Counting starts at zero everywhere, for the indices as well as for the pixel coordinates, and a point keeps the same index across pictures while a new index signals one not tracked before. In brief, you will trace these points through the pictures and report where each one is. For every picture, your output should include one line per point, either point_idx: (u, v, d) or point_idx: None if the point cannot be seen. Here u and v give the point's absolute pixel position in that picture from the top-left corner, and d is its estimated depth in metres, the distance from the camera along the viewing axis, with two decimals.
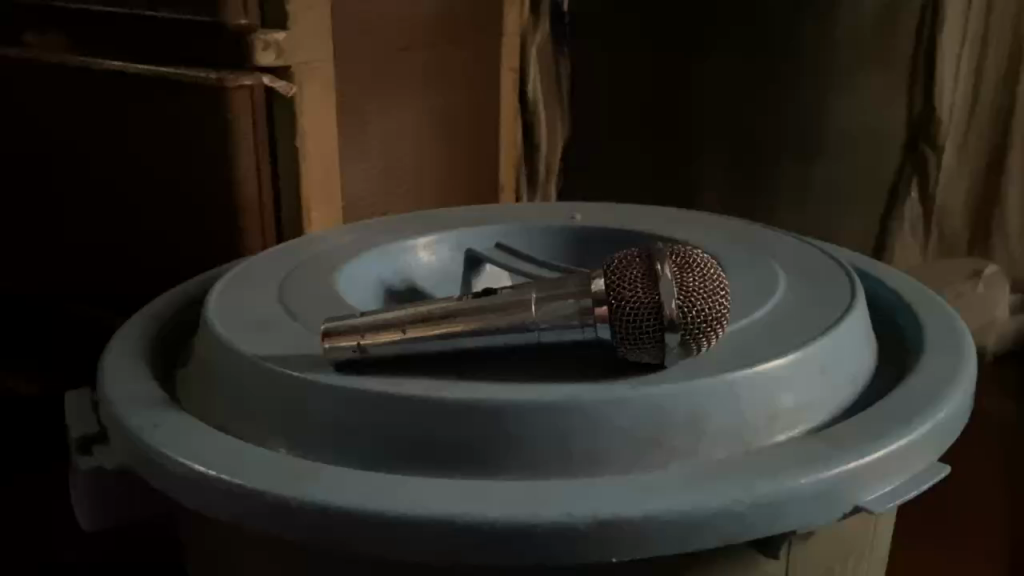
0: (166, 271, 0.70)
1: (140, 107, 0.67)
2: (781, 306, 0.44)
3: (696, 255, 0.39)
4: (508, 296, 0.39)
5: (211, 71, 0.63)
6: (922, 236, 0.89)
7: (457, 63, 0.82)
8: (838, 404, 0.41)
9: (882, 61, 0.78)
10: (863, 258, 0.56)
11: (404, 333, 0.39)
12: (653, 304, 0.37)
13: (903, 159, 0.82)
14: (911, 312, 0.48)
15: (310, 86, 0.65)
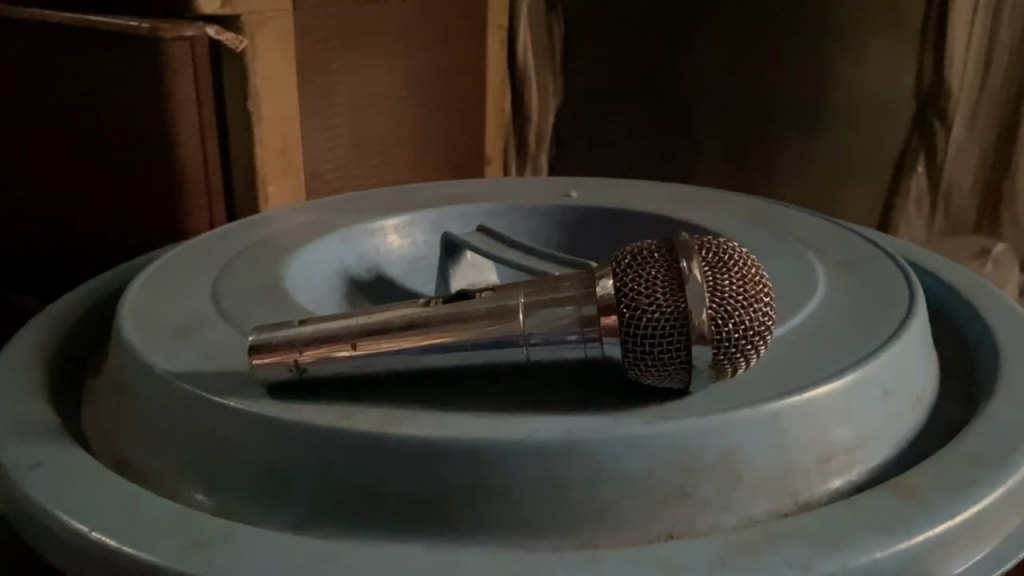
0: (101, 256, 0.61)
1: (65, 63, 0.57)
2: (824, 308, 0.36)
3: (732, 250, 0.31)
4: (487, 301, 0.30)
5: (145, 21, 0.53)
6: (927, 213, 0.78)
7: (435, 19, 0.73)
8: (904, 436, 0.33)
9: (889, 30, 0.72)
10: (912, 246, 0.48)
11: (354, 349, 0.30)
12: (677, 315, 0.29)
13: (909, 134, 0.75)
14: (969, 306, 0.41)
15: (263, 40, 0.56)
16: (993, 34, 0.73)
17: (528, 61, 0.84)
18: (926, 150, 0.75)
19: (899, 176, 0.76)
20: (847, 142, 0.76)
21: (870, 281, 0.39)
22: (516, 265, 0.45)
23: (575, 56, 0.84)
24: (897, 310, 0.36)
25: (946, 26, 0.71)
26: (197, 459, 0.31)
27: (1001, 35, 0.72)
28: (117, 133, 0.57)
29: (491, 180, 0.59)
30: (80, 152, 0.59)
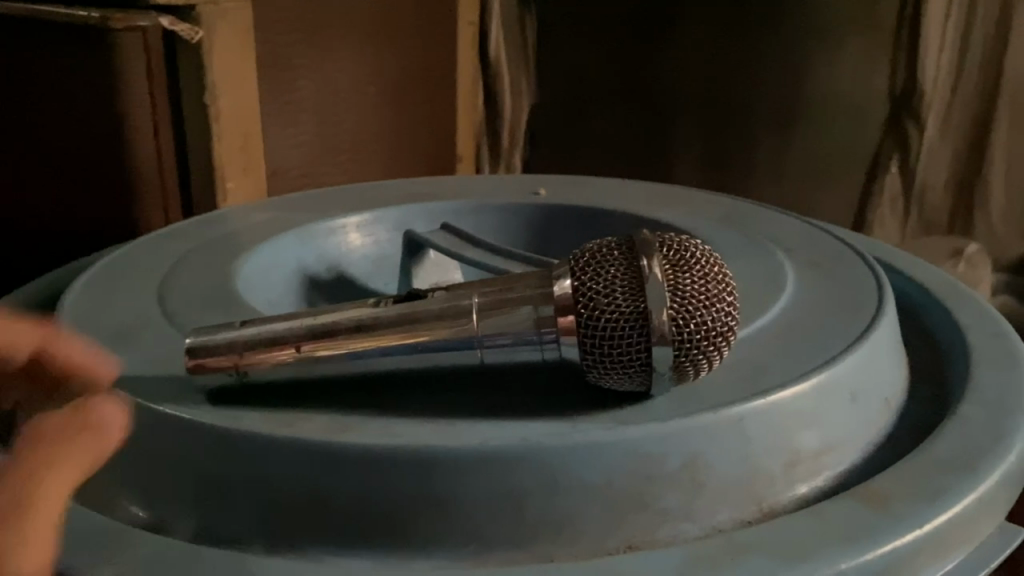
0: (53, 257, 0.58)
1: (13, 54, 0.55)
2: (792, 309, 0.35)
3: (694, 248, 0.29)
4: (440, 301, 0.29)
5: (97, 10, 0.51)
6: (901, 212, 0.78)
7: (402, 14, 0.72)
8: (872, 440, 0.32)
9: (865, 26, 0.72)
10: (882, 246, 0.47)
11: (298, 352, 0.29)
12: (638, 315, 0.27)
13: (883, 133, 0.75)
14: (940, 306, 0.40)
15: (221, 31, 0.54)
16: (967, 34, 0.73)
17: (501, 59, 0.83)
18: (901, 151, 0.75)
19: (874, 176, 0.76)
20: (827, 139, 0.75)
21: (840, 280, 0.38)
22: (481, 266, 0.44)
23: (547, 53, 0.83)
24: (867, 311, 0.35)
25: (919, 26, 0.71)
26: (132, 470, 0.29)
27: (975, 35, 0.73)
28: (68, 126, 0.54)
29: (459, 178, 0.57)
30: (29, 149, 0.56)
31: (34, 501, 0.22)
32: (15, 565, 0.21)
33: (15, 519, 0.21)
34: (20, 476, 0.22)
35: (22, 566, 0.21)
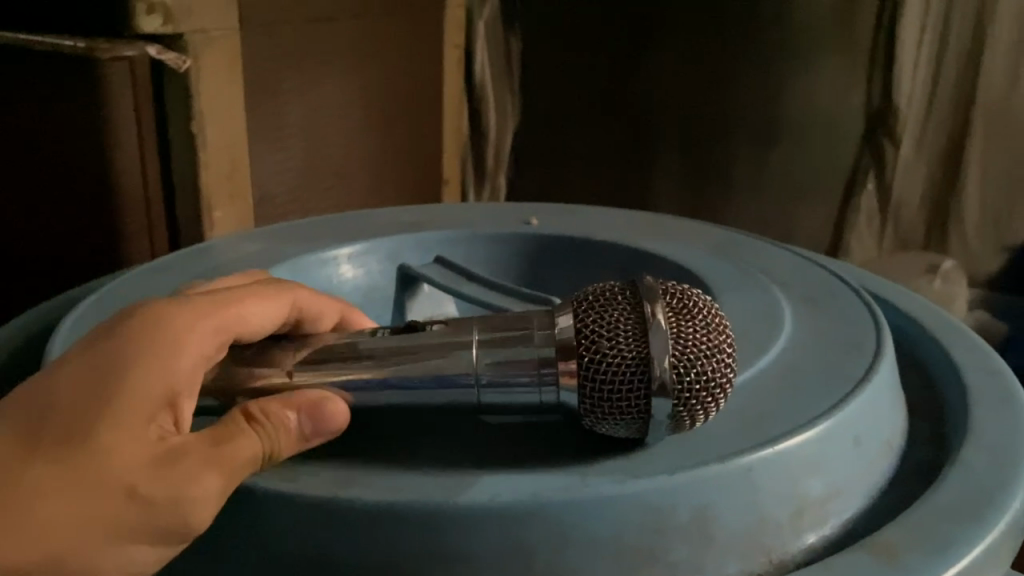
0: (34, 287, 0.57)
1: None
2: (791, 348, 0.35)
3: (697, 295, 0.29)
4: (438, 336, 0.29)
5: (80, 40, 0.50)
6: (877, 229, 0.83)
7: (391, 39, 0.73)
8: (875, 483, 0.32)
9: (840, 45, 0.74)
10: (869, 275, 0.48)
11: (289, 379, 0.29)
12: (637, 361, 0.27)
13: (860, 147, 0.78)
14: (933, 341, 0.40)
15: (209, 59, 0.53)
16: (942, 48, 0.78)
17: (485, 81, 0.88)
18: (876, 167, 0.79)
19: (853, 189, 0.80)
20: (801, 156, 0.78)
21: (837, 317, 0.38)
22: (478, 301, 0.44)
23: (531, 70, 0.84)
24: (867, 351, 0.35)
25: (892, 55, 0.75)
26: None
27: (949, 55, 0.78)
28: (50, 156, 0.53)
29: (448, 206, 0.57)
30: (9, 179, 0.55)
31: (253, 456, 0.25)
32: (193, 520, 0.24)
33: (216, 481, 0.24)
34: (250, 436, 0.25)
35: (199, 522, 0.24)
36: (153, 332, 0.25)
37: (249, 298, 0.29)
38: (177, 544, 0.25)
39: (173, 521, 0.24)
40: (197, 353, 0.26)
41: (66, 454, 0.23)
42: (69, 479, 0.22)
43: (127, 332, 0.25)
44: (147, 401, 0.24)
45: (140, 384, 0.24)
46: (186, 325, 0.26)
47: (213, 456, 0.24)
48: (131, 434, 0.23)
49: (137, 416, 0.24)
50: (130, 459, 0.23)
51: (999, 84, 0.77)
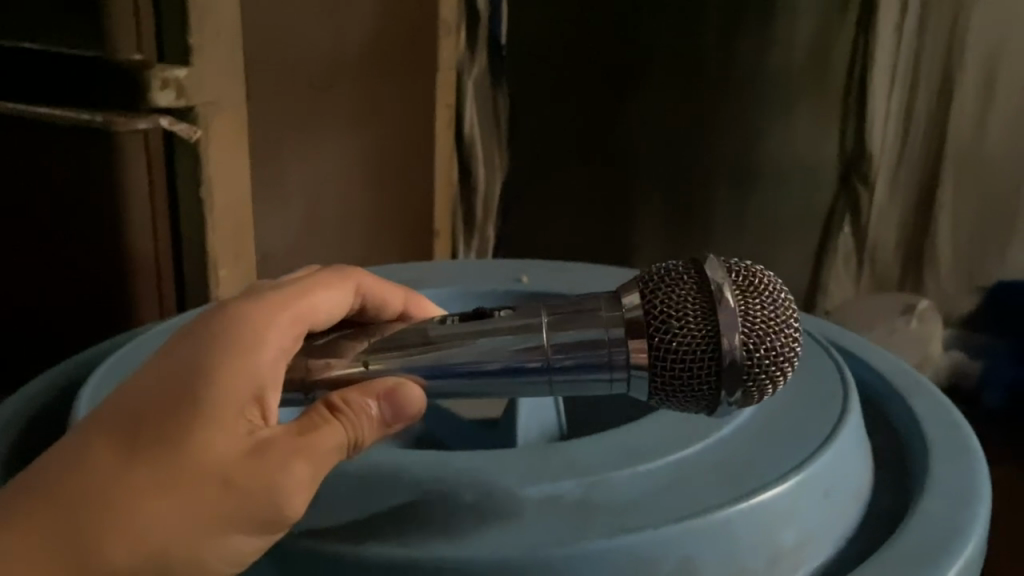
0: (46, 343, 0.60)
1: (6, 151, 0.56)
2: (767, 403, 0.39)
3: (760, 276, 0.35)
4: (510, 321, 0.35)
5: (97, 113, 0.53)
6: (855, 272, 0.91)
7: (388, 101, 0.77)
8: (845, 531, 0.36)
9: (818, 96, 0.87)
10: (827, 323, 0.51)
11: (366, 366, 0.36)
12: (713, 339, 0.33)
13: (836, 194, 0.89)
14: (897, 395, 0.43)
15: (218, 129, 0.56)
16: (912, 94, 0.85)
17: (475, 135, 0.94)
18: (852, 212, 0.88)
19: (828, 238, 0.90)
20: (784, 207, 0.90)
21: (806, 373, 0.41)
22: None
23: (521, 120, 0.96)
24: (836, 407, 0.39)
25: (865, 98, 0.85)
26: None
27: (919, 96, 0.85)
28: (63, 223, 0.56)
29: (436, 263, 0.60)
30: (22, 241, 0.58)
31: (335, 444, 0.32)
32: (289, 508, 0.31)
33: (307, 473, 0.31)
34: (331, 425, 0.32)
35: (295, 509, 0.31)
36: (240, 337, 0.32)
37: (320, 292, 0.37)
38: (274, 535, 0.31)
39: (271, 509, 0.30)
40: (278, 347, 0.33)
41: (177, 453, 0.29)
42: (173, 465, 0.28)
43: (220, 335, 0.32)
44: (242, 398, 0.31)
45: (232, 385, 0.31)
46: (269, 327, 0.33)
47: (299, 444, 0.31)
48: (234, 428, 0.30)
49: (231, 411, 0.30)
50: (228, 450, 0.29)
51: (967, 128, 0.84)
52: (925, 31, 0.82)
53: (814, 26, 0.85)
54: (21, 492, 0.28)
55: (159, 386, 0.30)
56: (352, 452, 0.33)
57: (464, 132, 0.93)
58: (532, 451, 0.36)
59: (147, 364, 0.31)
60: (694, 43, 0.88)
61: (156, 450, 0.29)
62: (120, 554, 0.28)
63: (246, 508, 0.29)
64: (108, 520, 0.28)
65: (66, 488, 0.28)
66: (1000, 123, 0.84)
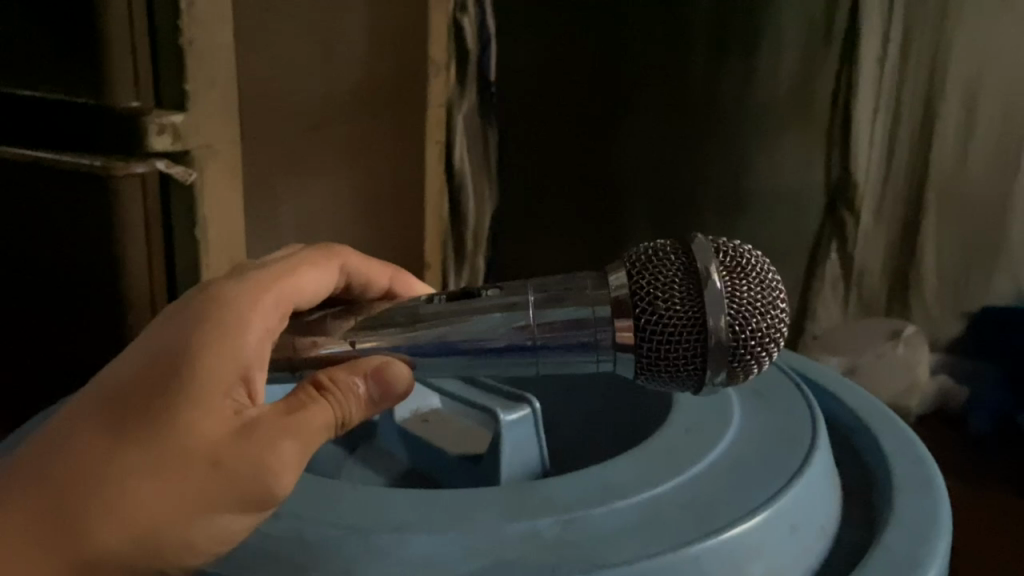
0: (47, 377, 0.62)
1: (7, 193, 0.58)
2: (738, 443, 0.43)
3: (748, 257, 0.40)
4: (499, 299, 0.40)
5: (97, 158, 0.55)
6: (841, 295, 1.01)
7: (379, 139, 0.79)
8: (810, 562, 0.40)
9: (801, 123, 0.93)
10: (806, 360, 0.56)
11: (354, 345, 0.42)
12: (699, 320, 0.38)
13: (822, 221, 0.97)
14: (869, 434, 0.47)
15: (212, 169, 0.58)
16: (895, 129, 0.96)
17: (464, 166, 0.97)
18: (838, 236, 0.98)
19: (815, 260, 0.99)
20: (768, 232, 0.97)
21: (778, 412, 0.46)
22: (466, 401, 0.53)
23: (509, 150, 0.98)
24: (803, 445, 0.43)
25: (848, 124, 0.93)
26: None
27: (900, 132, 0.96)
28: (64, 263, 0.58)
29: None
30: (26, 278, 0.60)
31: (321, 419, 0.38)
32: (275, 487, 0.36)
33: (290, 455, 0.36)
34: (318, 403, 0.38)
35: (281, 487, 0.36)
36: (228, 321, 0.38)
37: (305, 273, 0.43)
38: (263, 510, 0.36)
39: (259, 488, 0.35)
40: (262, 327, 0.39)
41: (166, 433, 0.34)
42: (167, 449, 0.34)
43: (204, 322, 0.37)
44: (229, 382, 0.36)
45: (223, 370, 0.36)
46: (255, 308, 0.39)
47: (284, 423, 0.37)
48: (221, 412, 0.35)
49: (222, 395, 0.36)
50: (213, 434, 0.35)
51: (949, 166, 0.96)
52: (903, 74, 0.93)
53: (798, 59, 0.91)
54: (22, 485, 0.33)
55: (146, 373, 0.35)
56: (340, 426, 0.39)
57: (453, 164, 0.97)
58: (507, 490, 0.40)
59: (144, 338, 0.37)
60: (675, 78, 0.91)
61: (143, 430, 0.34)
62: (120, 522, 0.33)
63: (232, 485, 0.35)
64: (104, 503, 0.33)
65: (64, 476, 0.33)
66: (979, 157, 0.96)
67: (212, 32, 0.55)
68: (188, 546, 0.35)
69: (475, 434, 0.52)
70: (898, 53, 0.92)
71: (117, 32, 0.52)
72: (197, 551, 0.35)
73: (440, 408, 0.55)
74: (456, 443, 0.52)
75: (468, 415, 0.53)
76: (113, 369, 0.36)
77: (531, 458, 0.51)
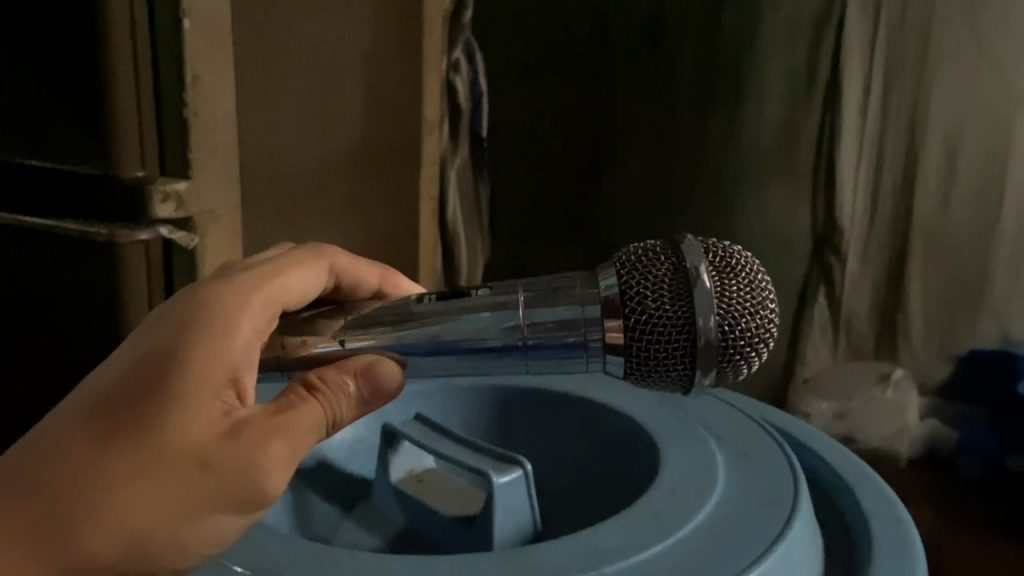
0: None
1: (13, 257, 0.59)
2: (725, 506, 0.51)
3: (738, 258, 0.42)
4: (490, 300, 0.42)
5: (101, 226, 0.56)
6: (830, 336, 1.03)
7: (370, 196, 0.83)
8: None
9: (785, 170, 0.98)
10: (791, 420, 0.66)
11: (342, 344, 0.44)
12: (687, 320, 0.40)
13: (809, 264, 1.00)
14: (846, 489, 0.58)
15: (214, 235, 0.60)
16: (878, 171, 0.97)
17: (457, 228, 1.06)
18: (825, 279, 1.00)
19: (804, 303, 1.01)
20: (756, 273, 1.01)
21: (757, 471, 0.55)
22: (451, 458, 0.55)
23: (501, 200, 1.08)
24: (784, 508, 0.51)
25: (832, 171, 0.97)
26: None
27: (884, 173, 0.97)
28: (69, 330, 0.59)
29: None
30: (31, 345, 0.60)
31: (312, 419, 0.40)
32: (269, 488, 0.38)
33: (283, 455, 0.38)
34: (307, 404, 0.40)
35: (275, 488, 0.38)
36: (214, 320, 0.39)
37: (293, 275, 0.44)
38: (255, 509, 0.38)
39: (253, 489, 0.37)
40: (250, 329, 0.40)
41: (153, 437, 0.35)
42: (156, 458, 0.35)
43: (194, 325, 0.38)
44: (218, 385, 0.38)
45: (211, 372, 0.37)
46: (240, 309, 0.40)
47: (274, 424, 0.38)
48: (209, 414, 0.37)
49: (211, 396, 0.37)
50: (199, 437, 0.36)
51: (933, 209, 0.96)
52: (885, 114, 0.95)
53: (781, 109, 0.96)
54: (12, 491, 0.34)
55: (133, 377, 0.36)
56: (331, 422, 0.41)
57: (448, 219, 1.06)
58: (501, 555, 0.47)
59: (133, 339, 0.39)
60: (663, 127, 1.00)
61: (132, 438, 0.35)
62: (114, 531, 0.35)
63: (222, 485, 0.36)
64: (93, 512, 0.34)
65: (54, 482, 0.34)
66: (960, 203, 0.96)
67: (215, 101, 0.57)
68: (178, 547, 0.37)
69: (468, 495, 0.57)
70: (879, 101, 0.94)
71: (124, 108, 0.53)
72: (187, 552, 0.37)
73: (433, 469, 0.60)
74: (450, 501, 0.56)
75: (460, 474, 0.59)
76: (102, 374, 0.37)
77: (525, 520, 0.53)
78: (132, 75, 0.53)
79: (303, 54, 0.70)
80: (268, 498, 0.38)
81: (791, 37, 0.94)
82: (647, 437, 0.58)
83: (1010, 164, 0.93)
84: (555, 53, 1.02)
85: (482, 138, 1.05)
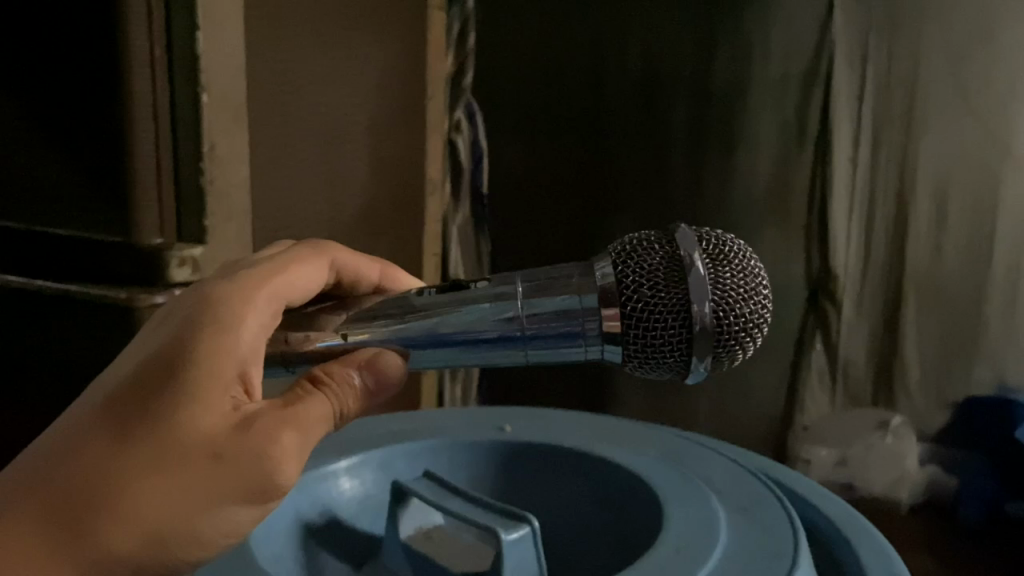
0: None
1: (23, 325, 0.59)
2: (725, 558, 0.48)
3: (731, 246, 0.44)
4: (489, 290, 0.43)
5: (121, 290, 0.55)
6: (829, 387, 1.07)
7: (375, 253, 0.85)
8: None
9: (777, 221, 1.03)
10: (796, 476, 0.65)
11: (346, 337, 0.45)
12: (684, 306, 0.41)
13: (806, 313, 1.04)
14: (846, 543, 0.56)
15: None
16: (869, 221, 1.02)
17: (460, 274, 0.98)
18: (821, 328, 1.04)
19: (801, 349, 1.05)
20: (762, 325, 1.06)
21: (762, 526, 0.52)
22: (466, 519, 0.51)
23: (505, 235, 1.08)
24: (785, 560, 0.49)
25: (824, 222, 1.01)
26: None
27: (877, 222, 1.01)
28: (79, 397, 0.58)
29: (422, 415, 0.69)
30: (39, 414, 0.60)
31: (320, 411, 0.41)
32: (282, 484, 0.39)
33: (292, 454, 0.39)
34: (315, 397, 0.41)
35: (287, 484, 0.39)
36: (223, 313, 0.40)
37: (297, 269, 0.44)
38: (268, 504, 0.40)
39: (264, 486, 0.38)
40: (259, 325, 0.41)
41: (161, 435, 0.36)
42: (166, 461, 0.36)
43: (203, 321, 0.39)
44: (229, 379, 0.38)
45: (221, 366, 0.38)
46: (248, 304, 0.41)
47: (284, 417, 0.40)
48: (221, 408, 0.38)
49: (220, 391, 0.38)
50: (207, 433, 0.37)
51: (926, 259, 1.02)
52: (876, 168, 1.00)
53: (773, 157, 1.01)
54: (27, 493, 0.35)
55: (143, 376, 0.37)
56: (337, 415, 0.42)
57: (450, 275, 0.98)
58: None
59: (143, 343, 0.40)
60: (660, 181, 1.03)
61: (141, 438, 0.36)
62: (128, 534, 0.35)
63: (234, 477, 0.37)
64: (107, 507, 0.35)
65: (68, 480, 0.35)
66: (953, 248, 1.01)
67: (229, 170, 0.58)
68: (195, 540, 0.37)
69: (477, 553, 0.53)
70: (868, 154, 0.99)
71: (143, 168, 0.54)
72: (205, 543, 0.38)
73: (442, 526, 0.55)
74: (459, 562, 0.52)
75: (468, 530, 0.54)
76: (115, 376, 0.38)
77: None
78: (151, 140, 0.53)
79: (314, 113, 0.72)
80: (281, 492, 0.39)
81: (781, 95, 0.99)
82: (646, 488, 0.56)
83: (999, 209, 0.99)
84: (553, 108, 1.04)
85: (482, 193, 1.00)
